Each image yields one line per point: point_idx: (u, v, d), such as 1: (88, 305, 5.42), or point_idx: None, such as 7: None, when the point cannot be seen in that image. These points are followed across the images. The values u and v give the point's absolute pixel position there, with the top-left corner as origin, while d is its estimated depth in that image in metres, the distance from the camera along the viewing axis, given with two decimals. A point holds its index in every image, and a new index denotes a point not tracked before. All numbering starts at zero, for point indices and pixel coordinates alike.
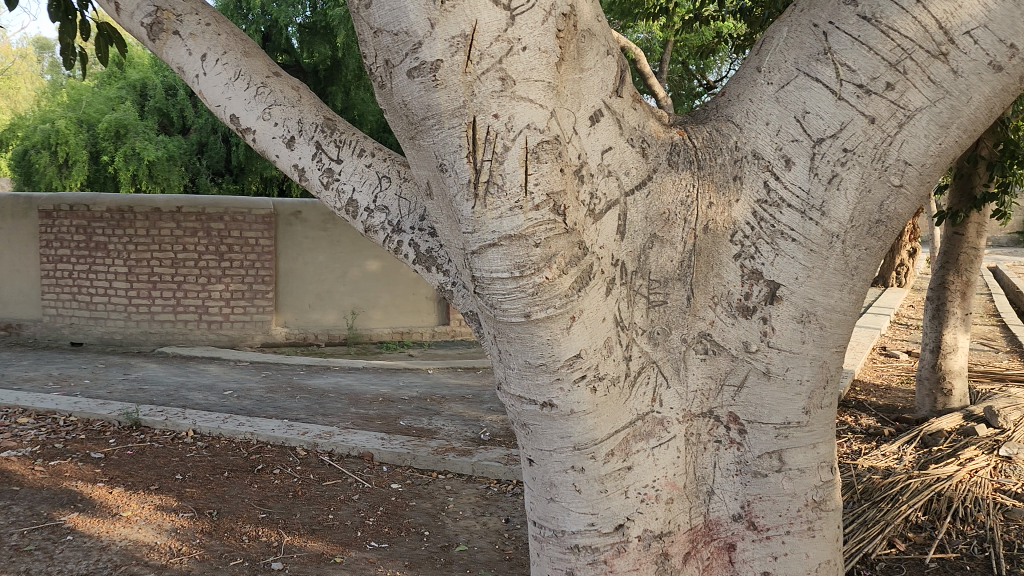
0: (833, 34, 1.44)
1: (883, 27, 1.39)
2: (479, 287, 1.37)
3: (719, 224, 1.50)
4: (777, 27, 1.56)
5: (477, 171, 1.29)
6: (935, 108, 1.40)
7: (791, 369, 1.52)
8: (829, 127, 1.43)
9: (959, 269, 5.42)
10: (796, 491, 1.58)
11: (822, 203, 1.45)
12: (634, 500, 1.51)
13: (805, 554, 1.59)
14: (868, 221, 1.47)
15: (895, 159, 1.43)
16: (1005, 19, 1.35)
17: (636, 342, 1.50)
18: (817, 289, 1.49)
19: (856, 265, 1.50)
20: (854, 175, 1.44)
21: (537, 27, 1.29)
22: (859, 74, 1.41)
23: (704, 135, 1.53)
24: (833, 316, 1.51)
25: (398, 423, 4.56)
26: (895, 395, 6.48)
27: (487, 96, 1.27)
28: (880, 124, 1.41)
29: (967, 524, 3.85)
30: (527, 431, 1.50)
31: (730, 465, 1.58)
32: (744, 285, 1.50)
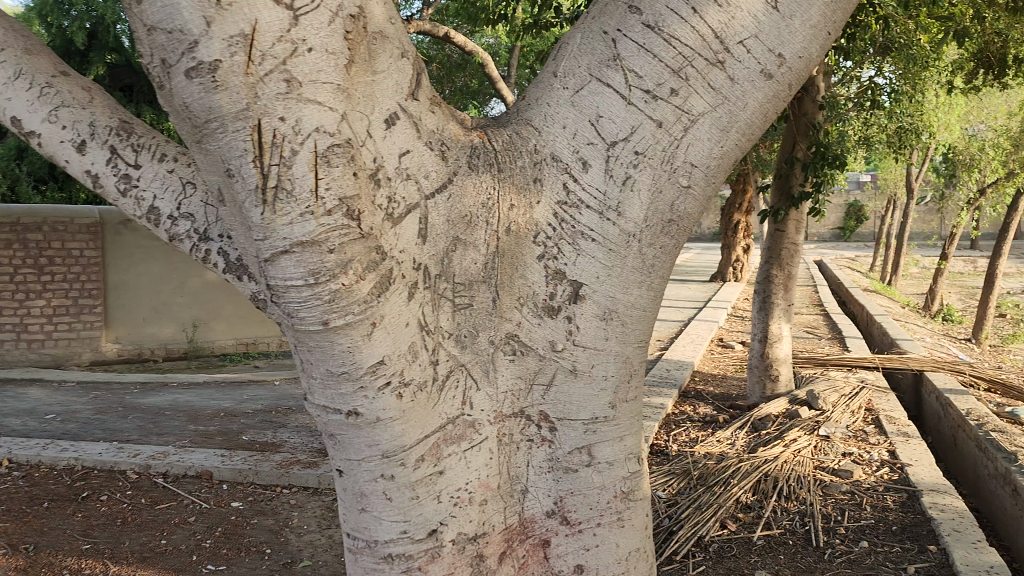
0: (621, 41, 1.50)
1: (665, 35, 1.47)
2: (274, 295, 1.33)
3: (521, 225, 1.52)
4: (572, 33, 1.60)
5: (265, 176, 1.24)
6: (715, 113, 1.51)
7: (597, 366, 1.57)
8: (621, 130, 1.50)
9: (782, 263, 5.79)
10: (606, 484, 1.63)
11: (617, 204, 1.51)
12: (447, 504, 1.52)
13: (615, 544, 1.64)
14: (661, 221, 1.55)
15: (682, 160, 1.52)
16: (772, 31, 1.48)
17: (444, 345, 1.50)
18: (617, 287, 1.55)
19: (653, 262, 1.57)
20: (646, 177, 1.51)
21: (324, 28, 1.26)
22: (645, 80, 1.48)
23: (504, 138, 1.54)
24: (633, 312, 1.58)
25: (240, 439, 4.37)
26: (729, 383, 6.88)
27: (272, 98, 1.23)
28: (667, 128, 1.50)
29: (791, 500, 4.35)
30: (334, 441, 1.48)
31: (542, 463, 1.60)
32: (549, 285, 1.53)
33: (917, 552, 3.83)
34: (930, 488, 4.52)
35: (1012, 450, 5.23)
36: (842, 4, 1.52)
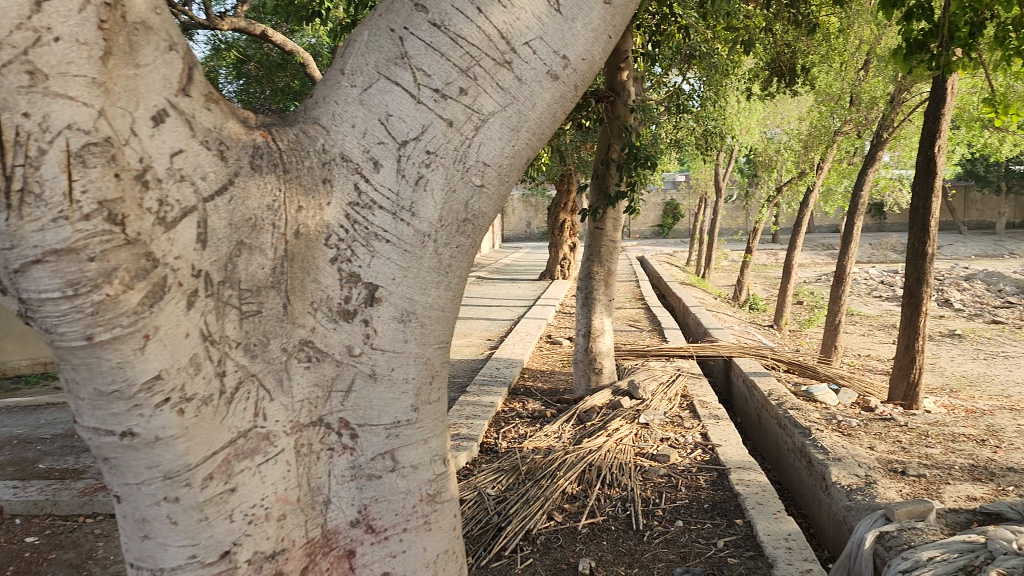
0: (408, 39, 1.49)
1: (452, 34, 1.47)
2: (29, 312, 1.23)
3: (311, 228, 1.47)
4: (359, 30, 1.57)
5: (8, 178, 1.16)
6: (505, 113, 1.53)
7: (396, 369, 1.55)
8: (411, 129, 1.48)
9: (601, 260, 6.02)
10: (410, 488, 1.61)
11: (411, 204, 1.50)
12: (240, 523, 1.44)
13: (422, 548, 1.64)
14: (456, 220, 1.55)
15: (475, 160, 1.53)
16: (555, 33, 1.53)
17: (231, 355, 1.42)
18: (413, 288, 1.54)
19: (449, 262, 1.58)
20: (438, 176, 1.51)
21: (72, 17, 1.21)
22: (434, 79, 1.48)
23: (290, 137, 1.48)
24: (431, 313, 1.58)
25: (36, 467, 4.00)
26: (558, 378, 7.06)
27: (12, 91, 1.16)
28: (458, 127, 1.50)
29: (613, 487, 4.53)
30: (110, 465, 1.40)
31: (345, 472, 1.55)
32: (343, 289, 1.49)
33: (726, 526, 4.09)
34: (738, 466, 4.86)
35: (807, 425, 5.72)
36: (620, 11, 1.60)
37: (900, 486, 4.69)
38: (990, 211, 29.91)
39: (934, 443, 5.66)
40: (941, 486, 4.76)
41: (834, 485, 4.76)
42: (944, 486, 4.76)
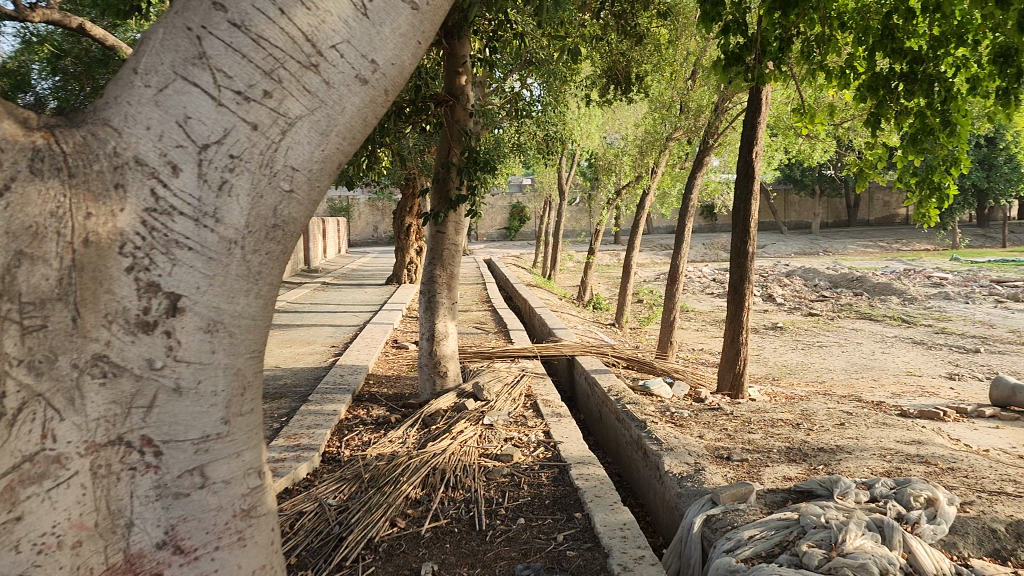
0: (206, 38, 1.52)
1: (253, 35, 1.52)
2: None
3: (102, 236, 1.47)
4: (155, 27, 1.59)
5: None
6: (313, 116, 1.59)
7: (203, 382, 1.57)
8: (212, 132, 1.51)
9: (444, 263, 6.05)
10: (222, 505, 1.62)
11: (215, 210, 1.53)
12: (29, 553, 1.41)
13: (236, 565, 1.65)
14: (264, 226, 1.60)
15: (283, 164, 1.58)
16: (363, 37, 1.60)
17: (13, 374, 1.41)
18: (219, 297, 1.56)
19: (258, 268, 1.62)
20: (244, 180, 1.54)
21: None
22: (236, 81, 1.51)
23: (77, 139, 1.49)
24: (241, 322, 1.62)
25: None
26: (403, 383, 7.01)
27: None
28: (264, 131, 1.54)
29: (457, 489, 4.55)
30: None
31: (149, 492, 1.52)
32: (142, 299, 1.49)
33: (565, 520, 4.21)
34: (577, 461, 5.02)
35: (642, 418, 5.99)
36: (428, 17, 1.70)
37: (725, 471, 5.00)
38: (807, 212, 32.51)
39: (756, 429, 6.08)
40: (761, 469, 5.12)
41: (666, 474, 5.02)
42: (764, 468, 5.13)
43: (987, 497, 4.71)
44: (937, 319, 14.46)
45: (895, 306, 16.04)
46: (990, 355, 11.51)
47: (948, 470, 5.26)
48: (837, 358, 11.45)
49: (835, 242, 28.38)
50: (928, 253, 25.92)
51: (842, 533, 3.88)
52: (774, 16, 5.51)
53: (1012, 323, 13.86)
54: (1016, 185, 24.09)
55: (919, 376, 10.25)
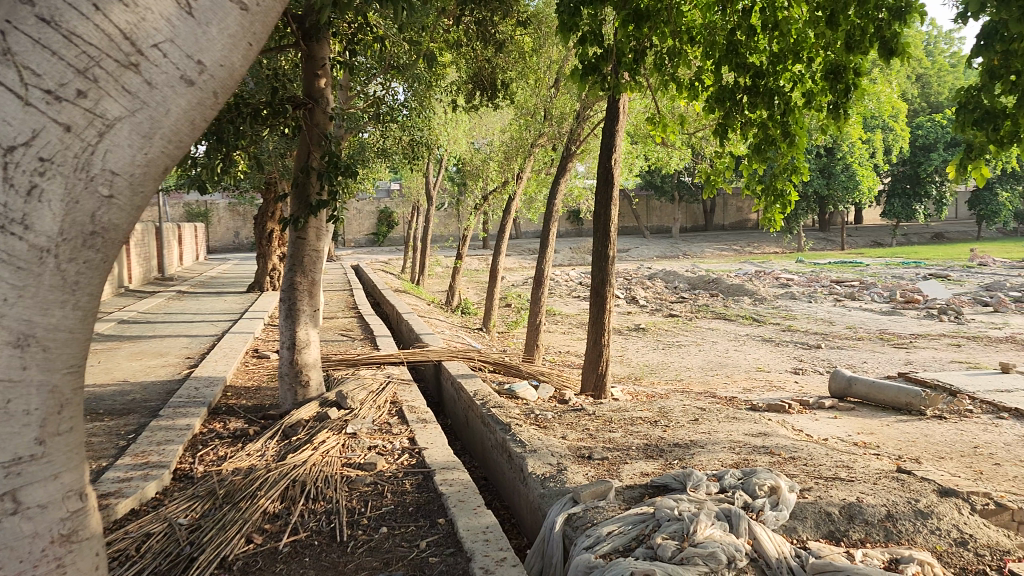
0: (11, 33, 1.56)
1: (65, 32, 1.59)
2: None
3: None
4: None
5: None
6: (133, 118, 1.69)
7: (13, 401, 1.64)
8: (20, 134, 1.56)
9: (304, 270, 5.91)
10: (37, 531, 1.70)
11: (24, 217, 1.59)
12: None
13: None
14: (81, 233, 1.68)
15: (101, 168, 1.67)
16: (187, 36, 1.73)
17: None
18: (32, 308, 1.65)
19: (74, 278, 1.72)
20: (56, 185, 1.61)
21: None
22: (45, 80, 1.57)
23: None
24: (55, 335, 1.70)
25: None
26: (263, 394, 6.77)
27: None
28: (78, 133, 1.62)
29: (318, 501, 4.45)
30: None
31: None
32: None
33: (428, 527, 4.19)
34: (442, 467, 5.00)
35: (507, 421, 6.06)
36: (257, 19, 1.88)
37: (586, 470, 5.14)
38: (667, 218, 33.91)
39: (617, 428, 6.27)
40: (620, 466, 5.28)
41: (530, 475, 5.09)
42: (623, 465, 5.29)
43: (824, 483, 5.07)
44: (784, 318, 15.43)
45: (747, 306, 17.00)
46: (830, 350, 12.39)
47: (790, 459, 5.63)
48: (694, 356, 12.01)
49: (693, 246, 29.74)
50: (776, 255, 27.62)
51: (693, 524, 4.07)
52: (630, 28, 5.82)
53: (848, 320, 14.99)
54: (852, 192, 26.08)
55: (768, 372, 10.90)
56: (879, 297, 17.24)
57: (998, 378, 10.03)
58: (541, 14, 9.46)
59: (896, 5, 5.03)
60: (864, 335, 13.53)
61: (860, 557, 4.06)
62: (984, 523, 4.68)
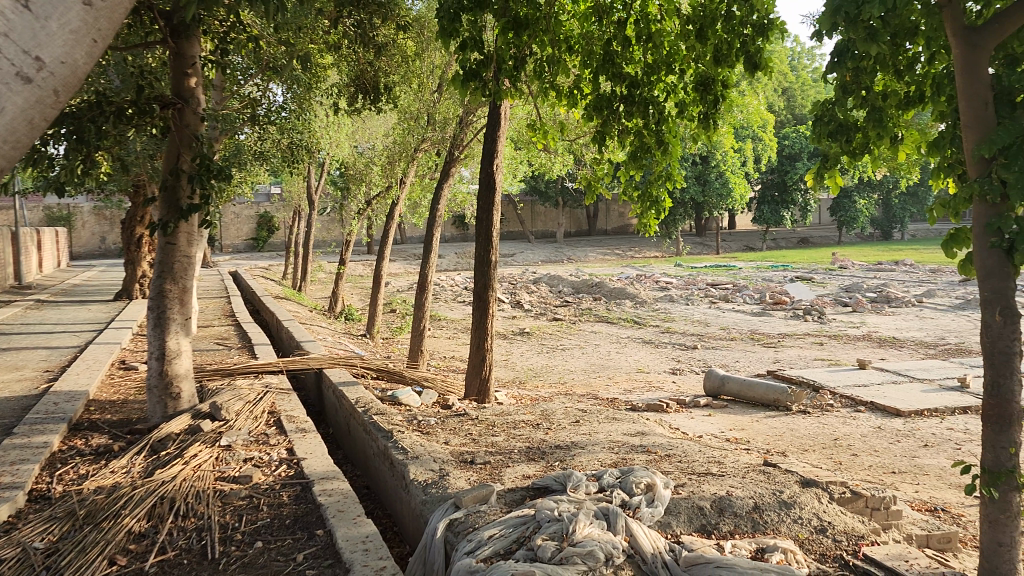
0: None
1: None
2: None
3: None
4: None
5: None
6: None
7: None
8: None
9: (174, 277, 5.65)
10: None
11: None
12: None
13: None
14: None
15: None
16: (23, 33, 1.93)
17: None
18: None
19: None
20: None
21: None
22: None
23: None
24: None
25: None
26: (130, 408, 6.43)
27: None
28: None
29: (189, 518, 4.28)
30: None
31: None
32: None
33: (306, 539, 4.09)
34: (321, 477, 4.90)
35: (389, 429, 6.00)
36: (102, 15, 2.12)
37: (468, 474, 5.16)
38: (550, 223, 34.47)
39: (499, 432, 6.32)
40: (502, 470, 5.33)
41: (412, 482, 5.06)
42: (505, 469, 5.34)
43: (696, 479, 5.29)
44: (662, 320, 15.95)
45: (628, 309, 17.47)
46: (706, 351, 12.90)
47: (666, 456, 5.83)
48: (577, 359, 12.23)
49: (577, 251, 30.33)
50: (656, 259, 28.53)
51: (572, 524, 4.15)
52: (509, 36, 5.83)
53: (723, 321, 15.65)
54: (726, 200, 27.28)
55: (647, 373, 11.23)
56: (750, 299, 18.10)
57: (856, 374, 10.71)
58: (423, 18, 9.44)
59: (758, 23, 5.73)
60: (737, 335, 14.16)
61: (729, 548, 4.26)
62: (840, 510, 4.98)
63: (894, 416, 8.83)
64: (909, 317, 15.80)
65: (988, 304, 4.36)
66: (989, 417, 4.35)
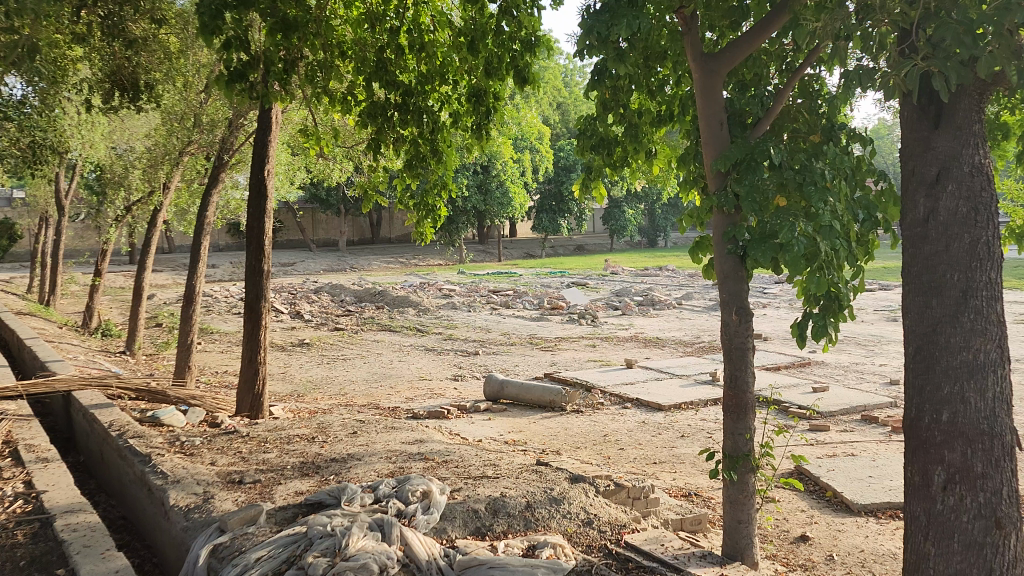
0: None
1: None
2: None
3: None
4: None
5: None
6: None
7: None
8: None
9: None
10: None
11: None
12: None
13: None
14: None
15: None
16: None
17: None
18: None
19: None
20: None
21: None
22: None
23: None
24: None
25: None
26: None
27: None
28: None
29: None
30: None
31: None
32: None
33: None
34: (65, 510, 4.43)
35: (148, 452, 5.56)
36: None
37: (236, 495, 4.90)
38: (333, 230, 33.84)
39: (271, 448, 6.06)
40: (273, 488, 5.11)
41: (173, 508, 4.72)
42: (276, 487, 5.12)
43: (472, 482, 5.38)
44: (445, 327, 16.11)
45: (411, 317, 17.47)
46: (486, 356, 13.21)
47: (443, 462, 5.88)
48: (358, 369, 12.04)
49: (360, 260, 29.91)
50: (439, 267, 28.81)
51: (345, 538, 4.06)
52: (277, 37, 5.53)
53: (503, 327, 16.11)
54: (506, 208, 27.84)
55: (429, 380, 11.29)
56: (530, 304, 18.76)
57: (623, 373, 11.42)
58: (187, 13, 8.85)
59: (525, 40, 6.02)
60: (516, 340, 14.62)
61: (502, 548, 4.37)
62: (605, 502, 5.27)
63: (657, 410, 9.52)
64: (669, 319, 17.14)
65: (727, 305, 4.80)
66: (728, 407, 4.80)
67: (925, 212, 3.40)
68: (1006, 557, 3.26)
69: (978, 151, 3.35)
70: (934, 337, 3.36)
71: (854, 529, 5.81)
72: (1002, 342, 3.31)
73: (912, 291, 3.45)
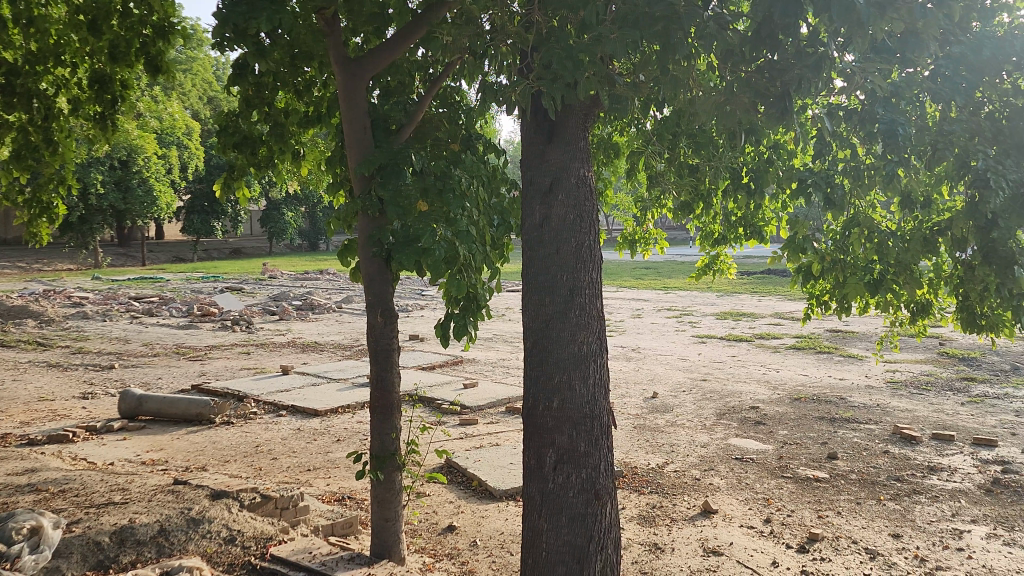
0: None
1: None
2: None
3: None
4: None
5: None
6: None
7: None
8: None
9: None
10: None
11: None
12: None
13: None
14: None
15: None
16: None
17: None
18: None
19: None
20: None
21: None
22: None
23: None
24: None
25: None
26: None
27: None
28: None
29: None
30: None
31: None
32: None
33: None
34: None
35: None
36: None
37: None
38: None
39: None
40: None
41: None
42: None
43: (93, 512, 4.81)
44: (73, 339, 14.32)
45: (30, 329, 15.26)
46: (123, 369, 11.99)
47: (59, 493, 5.19)
48: None
49: None
50: (68, 274, 25.53)
51: None
52: None
53: (144, 336, 14.78)
54: (150, 207, 25.45)
55: (52, 400, 9.92)
56: (177, 312, 17.40)
57: (279, 380, 11.08)
58: None
59: (157, 25, 5.61)
60: (160, 350, 13.46)
61: None
62: (250, 517, 5.02)
63: (313, 416, 9.36)
64: (328, 323, 16.96)
65: (372, 307, 4.84)
66: (375, 409, 4.84)
67: (541, 217, 3.73)
68: (603, 524, 3.70)
69: (584, 165, 3.76)
70: (548, 332, 3.70)
71: (496, 514, 6.22)
72: (601, 336, 3.75)
73: (529, 291, 3.77)
